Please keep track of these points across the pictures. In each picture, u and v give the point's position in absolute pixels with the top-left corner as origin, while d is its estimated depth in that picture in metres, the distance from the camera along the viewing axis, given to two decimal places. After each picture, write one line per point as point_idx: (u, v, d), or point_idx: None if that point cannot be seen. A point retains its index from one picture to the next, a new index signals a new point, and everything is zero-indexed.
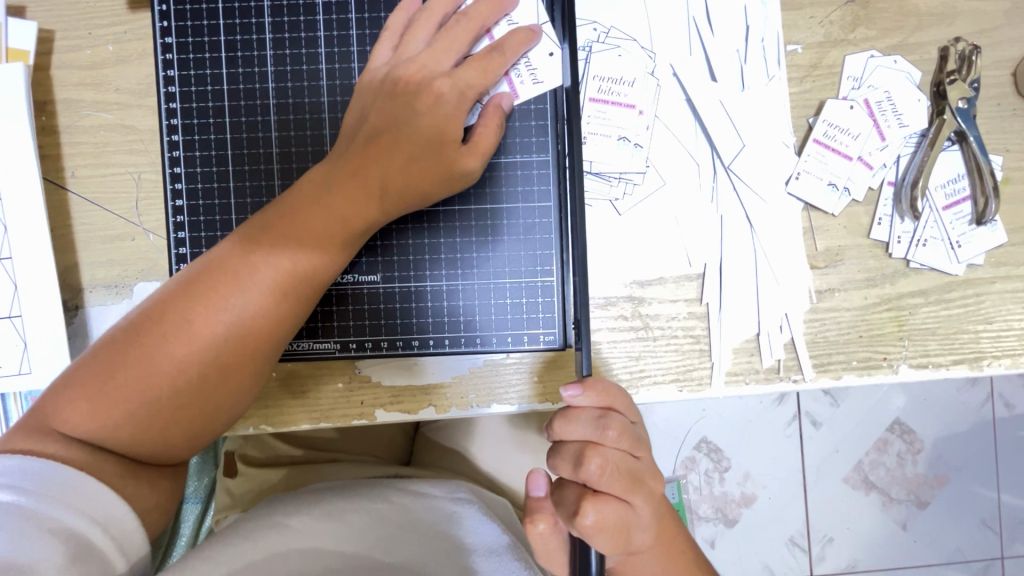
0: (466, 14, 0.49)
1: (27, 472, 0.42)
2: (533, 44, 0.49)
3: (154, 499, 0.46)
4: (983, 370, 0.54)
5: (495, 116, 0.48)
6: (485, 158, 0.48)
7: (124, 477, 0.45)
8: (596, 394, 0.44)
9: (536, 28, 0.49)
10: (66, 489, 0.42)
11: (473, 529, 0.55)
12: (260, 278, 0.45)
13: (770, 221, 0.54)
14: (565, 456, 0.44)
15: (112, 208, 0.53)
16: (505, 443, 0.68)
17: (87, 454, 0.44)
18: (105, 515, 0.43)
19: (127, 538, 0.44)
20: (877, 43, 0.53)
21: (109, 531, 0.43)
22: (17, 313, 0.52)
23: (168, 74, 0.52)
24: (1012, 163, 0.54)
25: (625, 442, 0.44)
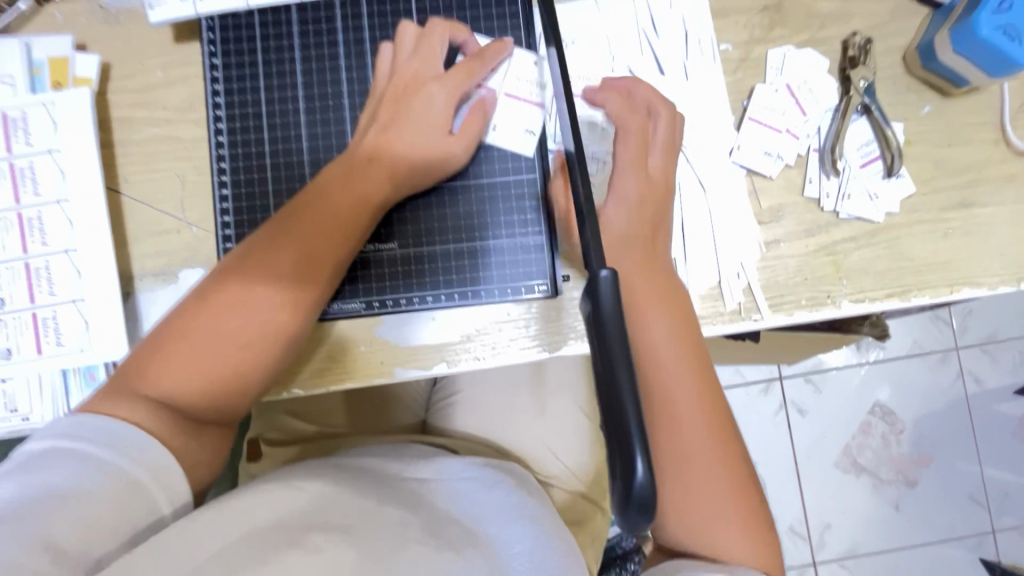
0: (448, 33, 0.59)
1: (92, 429, 0.47)
2: (503, 55, 0.60)
3: (201, 455, 0.52)
4: (911, 300, 0.63)
5: (480, 116, 0.59)
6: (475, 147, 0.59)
7: (177, 432, 0.51)
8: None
9: (506, 42, 0.60)
10: (120, 439, 0.47)
11: (448, 496, 0.61)
12: (294, 253, 0.53)
13: (720, 186, 0.64)
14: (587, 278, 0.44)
15: (161, 207, 0.62)
16: (497, 405, 0.81)
17: (146, 412, 0.50)
18: (153, 463, 0.48)
19: (172, 486, 0.49)
20: (791, 40, 0.66)
21: (156, 476, 0.48)
22: (80, 298, 0.59)
23: (215, 88, 0.62)
24: (912, 129, 0.65)
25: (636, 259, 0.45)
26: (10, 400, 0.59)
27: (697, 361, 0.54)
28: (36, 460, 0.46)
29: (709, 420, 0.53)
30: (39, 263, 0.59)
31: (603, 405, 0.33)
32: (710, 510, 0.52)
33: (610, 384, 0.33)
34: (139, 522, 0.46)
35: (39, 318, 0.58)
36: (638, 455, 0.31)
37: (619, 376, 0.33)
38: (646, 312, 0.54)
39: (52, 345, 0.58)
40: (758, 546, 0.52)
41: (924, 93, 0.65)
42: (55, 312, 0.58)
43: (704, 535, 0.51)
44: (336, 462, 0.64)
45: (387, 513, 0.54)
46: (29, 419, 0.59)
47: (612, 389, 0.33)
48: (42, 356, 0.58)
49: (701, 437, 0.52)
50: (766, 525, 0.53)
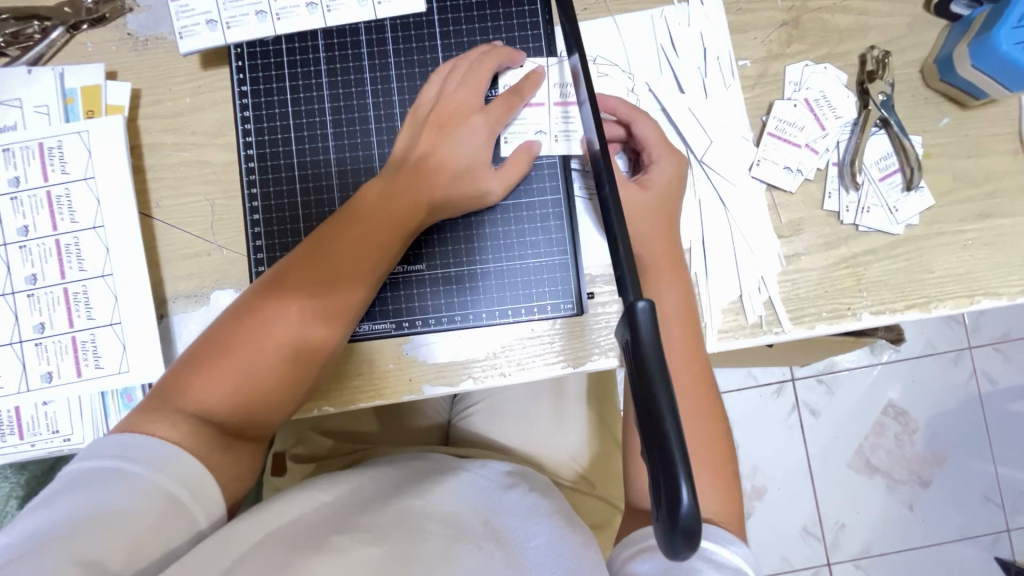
0: (489, 59, 0.60)
1: (134, 447, 0.49)
2: (540, 84, 0.61)
3: (235, 471, 0.53)
4: (932, 311, 0.64)
5: (529, 154, 0.60)
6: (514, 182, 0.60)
7: (214, 452, 0.51)
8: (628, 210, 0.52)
9: (541, 70, 0.61)
10: (153, 455, 0.49)
11: (440, 502, 0.60)
12: (333, 277, 0.54)
13: (739, 202, 0.65)
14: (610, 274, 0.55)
15: (191, 230, 0.63)
16: (520, 415, 0.82)
17: (187, 430, 0.50)
18: (191, 480, 0.49)
19: (209, 501, 0.50)
20: (808, 55, 0.66)
21: (194, 494, 0.49)
22: (116, 321, 0.60)
23: (244, 115, 0.63)
24: (930, 142, 0.66)
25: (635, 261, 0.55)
26: (52, 420, 0.60)
27: (694, 334, 0.59)
28: (80, 480, 0.47)
29: (697, 384, 0.58)
30: (77, 288, 0.60)
31: (647, 431, 0.34)
32: (690, 460, 0.56)
33: (651, 416, 0.34)
34: (179, 536, 0.47)
35: (78, 341, 0.60)
36: (684, 483, 0.32)
37: (660, 406, 0.34)
38: (665, 272, 0.60)
39: (90, 367, 0.60)
40: (726, 501, 0.56)
41: (941, 105, 0.66)
42: (92, 335, 0.60)
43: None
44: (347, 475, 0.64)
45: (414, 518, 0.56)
46: (70, 439, 0.60)
47: (653, 421, 0.34)
48: (83, 378, 0.60)
49: (689, 398, 0.57)
50: (734, 490, 0.57)
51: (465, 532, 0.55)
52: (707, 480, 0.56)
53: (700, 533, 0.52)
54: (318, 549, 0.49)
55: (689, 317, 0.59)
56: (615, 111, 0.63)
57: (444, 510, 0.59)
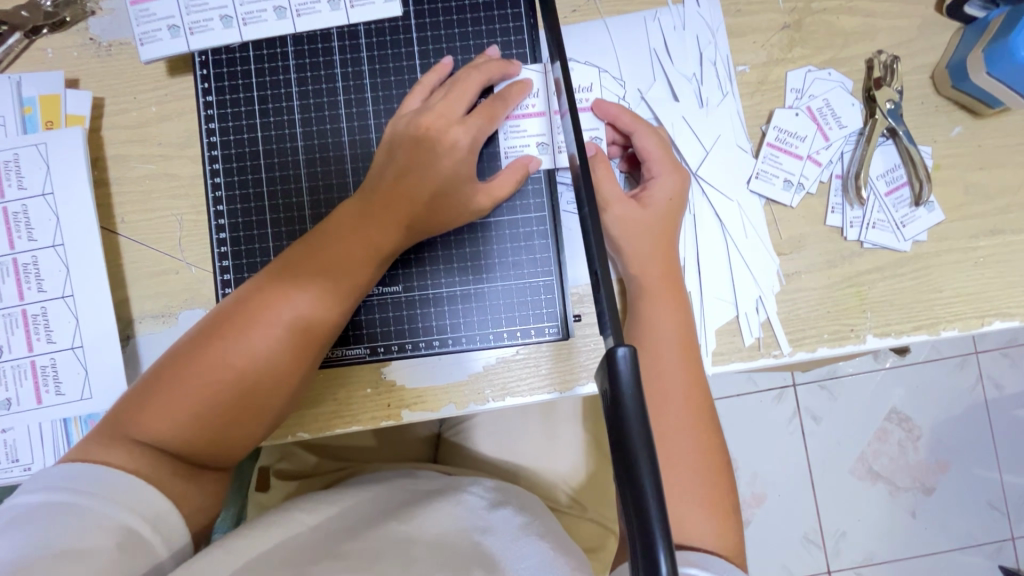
0: (476, 71, 0.56)
1: (85, 477, 0.45)
2: (525, 95, 0.57)
3: (198, 500, 0.50)
4: (940, 334, 0.60)
5: (519, 171, 0.56)
6: (497, 201, 0.56)
7: (174, 479, 0.48)
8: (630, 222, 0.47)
9: (528, 81, 0.57)
10: (106, 485, 0.45)
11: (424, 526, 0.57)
12: (297, 302, 0.50)
13: (736, 217, 0.61)
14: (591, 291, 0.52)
15: (158, 246, 0.60)
16: (510, 433, 0.79)
17: (143, 458, 0.48)
18: (152, 511, 0.46)
19: (171, 533, 0.47)
20: (811, 59, 0.62)
21: (153, 525, 0.46)
22: (78, 345, 0.57)
23: (210, 127, 0.60)
24: (940, 152, 0.62)
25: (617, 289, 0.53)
26: (11, 449, 0.57)
27: (691, 357, 0.56)
28: (21, 518, 0.43)
29: (693, 415, 0.54)
30: (37, 309, 0.57)
31: (624, 488, 0.30)
32: (686, 493, 0.52)
33: (628, 473, 0.30)
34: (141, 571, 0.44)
35: (37, 366, 0.57)
36: (662, 549, 0.29)
37: (638, 462, 0.30)
38: (660, 297, 0.57)
39: (51, 394, 0.57)
40: (726, 538, 0.52)
41: (953, 114, 0.62)
42: (53, 359, 0.57)
43: (678, 519, 0.52)
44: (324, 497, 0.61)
45: (395, 546, 0.53)
46: (30, 468, 0.58)
47: (631, 479, 0.30)
48: (42, 406, 0.57)
49: (685, 429, 0.54)
50: (734, 525, 0.53)
51: (451, 560, 0.52)
52: (706, 516, 0.52)
53: (698, 561, 0.49)
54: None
55: (687, 345, 0.56)
56: (615, 119, 0.60)
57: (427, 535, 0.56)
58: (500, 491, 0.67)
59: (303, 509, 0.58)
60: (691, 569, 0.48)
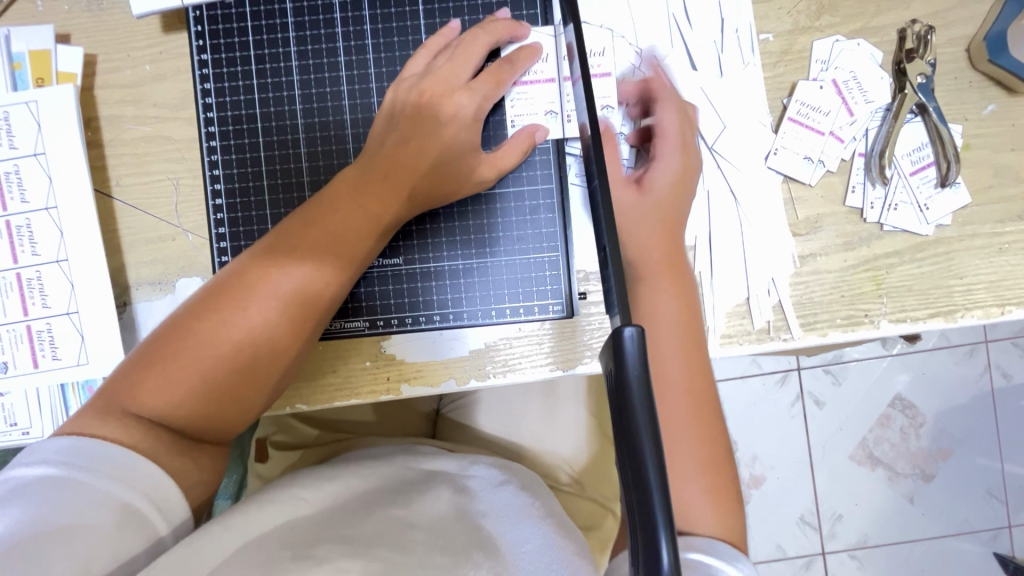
0: (484, 31, 0.53)
1: (80, 450, 0.45)
2: (535, 60, 0.55)
3: (198, 473, 0.50)
4: (957, 321, 0.58)
5: (525, 141, 0.54)
6: (500, 173, 0.54)
7: (172, 452, 0.48)
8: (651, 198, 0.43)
9: (537, 46, 0.55)
10: (103, 461, 0.45)
11: (417, 510, 0.56)
12: (293, 274, 0.49)
13: (752, 195, 0.59)
14: None
15: (154, 212, 0.58)
16: (510, 412, 0.78)
17: (140, 432, 0.47)
18: (149, 487, 0.46)
19: (170, 508, 0.47)
20: (841, 28, 0.59)
21: (152, 499, 0.46)
22: (73, 310, 0.56)
23: (205, 88, 0.57)
24: (971, 132, 0.59)
25: None
26: (10, 413, 0.57)
27: (698, 347, 0.54)
28: (20, 490, 0.43)
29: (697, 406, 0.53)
30: (31, 273, 0.56)
31: (628, 479, 0.29)
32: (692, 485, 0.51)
33: (634, 465, 0.29)
34: (137, 548, 0.44)
35: (33, 331, 0.56)
36: (664, 542, 0.28)
37: (644, 453, 0.29)
38: (665, 280, 0.54)
39: (47, 359, 0.57)
40: (731, 524, 0.51)
41: (987, 91, 0.58)
42: (49, 324, 0.56)
43: (683, 506, 0.51)
44: (322, 475, 0.60)
45: (392, 530, 0.52)
46: (28, 433, 0.58)
47: (636, 471, 0.29)
48: (39, 370, 0.57)
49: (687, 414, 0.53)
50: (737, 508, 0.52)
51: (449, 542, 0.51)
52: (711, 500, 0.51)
53: (703, 547, 0.48)
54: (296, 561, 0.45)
55: (694, 332, 0.54)
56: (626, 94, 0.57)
57: (418, 517, 0.55)
58: (503, 470, 0.67)
59: (297, 484, 0.57)
60: (694, 554, 0.48)
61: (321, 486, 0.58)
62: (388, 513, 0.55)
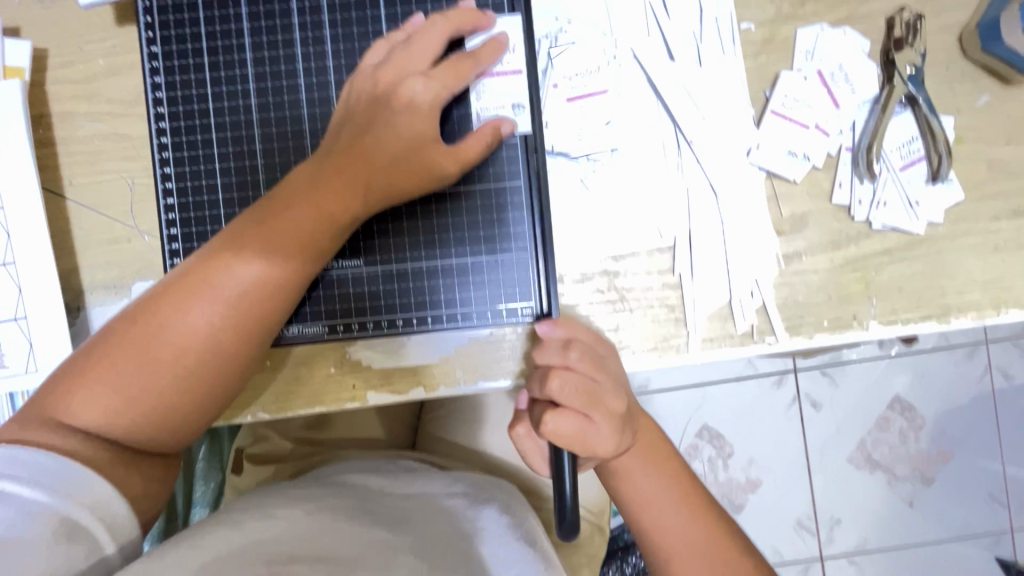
0: (445, 19, 0.51)
1: (14, 460, 0.42)
2: (501, 53, 0.52)
3: (144, 487, 0.47)
4: (951, 322, 0.55)
5: (489, 136, 0.51)
6: (462, 161, 0.50)
7: (115, 463, 0.45)
8: (562, 330, 0.51)
9: (503, 37, 0.52)
10: (43, 472, 0.42)
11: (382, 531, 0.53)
12: (241, 275, 0.46)
13: (734, 191, 0.56)
14: (536, 378, 0.50)
15: (108, 211, 0.56)
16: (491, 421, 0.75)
17: (78, 441, 0.44)
18: (91, 498, 0.43)
19: (115, 522, 0.44)
20: (825, 16, 0.56)
21: (97, 513, 0.43)
22: (22, 315, 0.54)
23: (154, 81, 0.55)
24: (964, 123, 0.56)
25: (586, 363, 0.48)
26: None
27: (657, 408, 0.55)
28: None
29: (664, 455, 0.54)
30: None
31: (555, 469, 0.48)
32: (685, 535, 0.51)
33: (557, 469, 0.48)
34: (77, 565, 0.40)
35: None
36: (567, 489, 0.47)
37: (565, 490, 0.47)
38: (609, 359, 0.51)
39: None
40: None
41: (980, 80, 0.55)
42: None
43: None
44: (284, 492, 0.58)
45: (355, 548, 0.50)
46: None
47: (558, 472, 0.48)
48: None
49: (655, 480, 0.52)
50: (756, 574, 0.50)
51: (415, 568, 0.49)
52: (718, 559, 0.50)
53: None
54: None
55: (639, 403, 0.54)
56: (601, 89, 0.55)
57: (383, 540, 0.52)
58: (491, 492, 0.65)
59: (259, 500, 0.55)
60: None
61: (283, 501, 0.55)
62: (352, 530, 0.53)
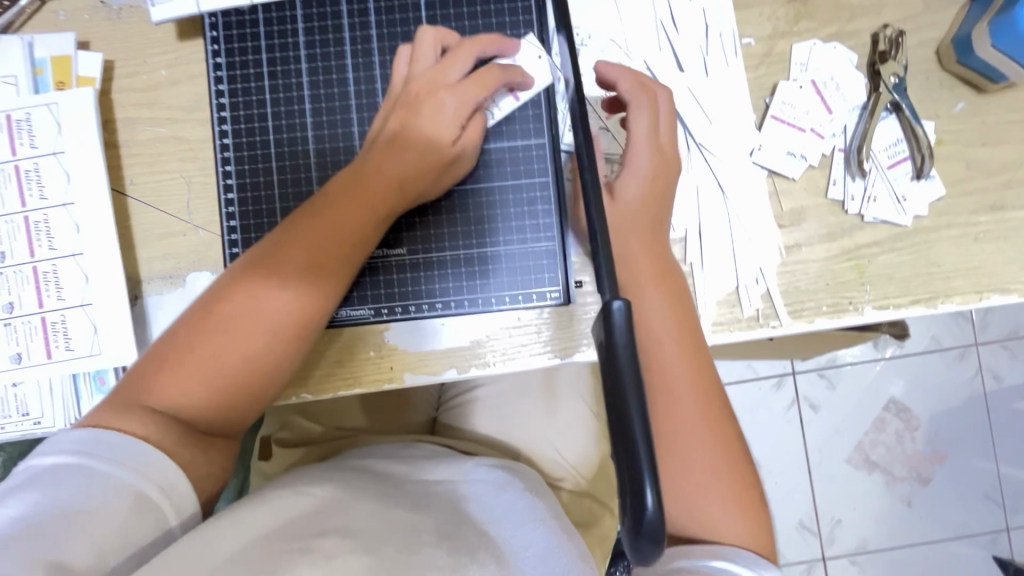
0: (470, 44, 0.57)
1: (94, 441, 0.46)
2: (527, 85, 0.59)
3: (206, 468, 0.51)
4: (938, 307, 0.60)
5: (499, 123, 0.57)
6: (483, 155, 0.56)
7: (182, 446, 0.49)
8: (619, 74, 0.57)
9: (526, 69, 0.58)
10: (118, 451, 0.46)
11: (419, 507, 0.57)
12: (297, 268, 0.51)
13: (739, 189, 0.62)
14: (626, 95, 0.57)
15: (167, 208, 0.61)
16: (512, 407, 0.80)
17: (154, 422, 0.49)
18: (159, 476, 0.47)
19: (180, 498, 0.48)
20: (817, 33, 0.62)
21: (163, 490, 0.47)
22: (87, 302, 0.58)
23: (218, 88, 0.60)
24: (944, 128, 0.62)
25: (665, 125, 0.57)
26: (22, 403, 0.59)
27: (695, 347, 0.54)
28: (39, 478, 0.45)
29: (703, 389, 0.53)
30: (47, 267, 0.58)
31: (619, 450, 0.32)
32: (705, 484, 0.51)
33: (627, 444, 0.32)
34: (149, 536, 0.45)
35: (48, 322, 0.58)
36: (648, 485, 0.31)
37: (642, 475, 0.31)
38: (650, 289, 0.54)
39: (60, 349, 0.58)
40: (753, 525, 0.51)
41: (957, 89, 0.62)
42: (63, 316, 0.58)
43: (704, 517, 0.51)
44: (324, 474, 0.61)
45: (398, 524, 0.54)
46: (41, 423, 0.59)
47: (629, 455, 0.32)
48: (52, 361, 0.58)
49: (688, 400, 0.52)
50: (756, 501, 0.52)
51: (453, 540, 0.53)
52: (725, 482, 0.52)
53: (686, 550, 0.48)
54: (308, 552, 0.47)
55: (683, 318, 0.54)
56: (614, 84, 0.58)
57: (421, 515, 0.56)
58: (510, 472, 0.68)
59: (302, 481, 0.59)
60: (718, 562, 0.48)
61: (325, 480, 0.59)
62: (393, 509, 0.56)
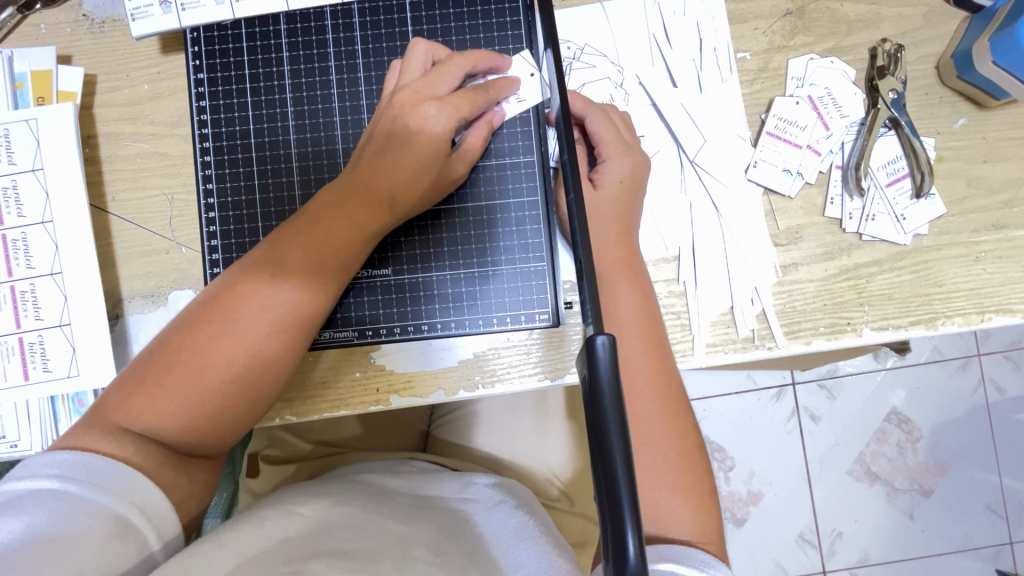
0: (460, 56, 0.55)
1: (74, 464, 0.45)
2: (512, 91, 0.57)
3: (189, 490, 0.50)
4: (939, 328, 0.59)
5: (484, 129, 0.56)
6: (471, 165, 0.56)
7: (164, 468, 0.48)
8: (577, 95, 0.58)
9: (515, 79, 0.57)
10: (97, 474, 0.45)
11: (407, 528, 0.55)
12: (281, 287, 0.50)
13: (734, 206, 0.60)
14: (586, 112, 0.57)
15: (149, 225, 0.59)
16: (504, 425, 0.78)
17: (133, 446, 0.47)
18: (141, 499, 0.46)
19: (162, 522, 0.47)
20: (814, 47, 0.61)
21: (144, 513, 0.46)
22: (66, 322, 0.57)
23: (200, 105, 0.59)
24: (944, 144, 0.61)
25: (624, 128, 0.58)
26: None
27: (658, 343, 0.54)
28: (13, 504, 0.43)
29: (659, 384, 0.53)
30: (25, 286, 0.57)
31: (602, 491, 0.31)
32: (659, 482, 0.51)
33: (607, 482, 0.30)
34: (130, 561, 0.44)
35: (26, 342, 0.57)
36: (630, 530, 0.30)
37: (626, 519, 0.30)
38: (620, 282, 0.54)
39: (38, 371, 0.57)
40: (702, 517, 0.50)
41: (957, 105, 0.60)
42: (41, 336, 0.57)
43: (653, 507, 0.50)
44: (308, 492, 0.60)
45: (386, 549, 0.52)
46: (17, 445, 0.58)
47: (612, 501, 0.30)
48: (30, 383, 0.57)
49: (645, 394, 0.52)
50: (709, 495, 0.52)
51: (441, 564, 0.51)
52: (679, 474, 0.51)
53: (671, 556, 0.46)
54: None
55: (649, 315, 0.54)
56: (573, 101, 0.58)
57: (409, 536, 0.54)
58: (501, 489, 0.66)
59: (286, 499, 0.57)
60: (665, 564, 0.46)
61: (310, 500, 0.58)
62: (382, 530, 0.55)
